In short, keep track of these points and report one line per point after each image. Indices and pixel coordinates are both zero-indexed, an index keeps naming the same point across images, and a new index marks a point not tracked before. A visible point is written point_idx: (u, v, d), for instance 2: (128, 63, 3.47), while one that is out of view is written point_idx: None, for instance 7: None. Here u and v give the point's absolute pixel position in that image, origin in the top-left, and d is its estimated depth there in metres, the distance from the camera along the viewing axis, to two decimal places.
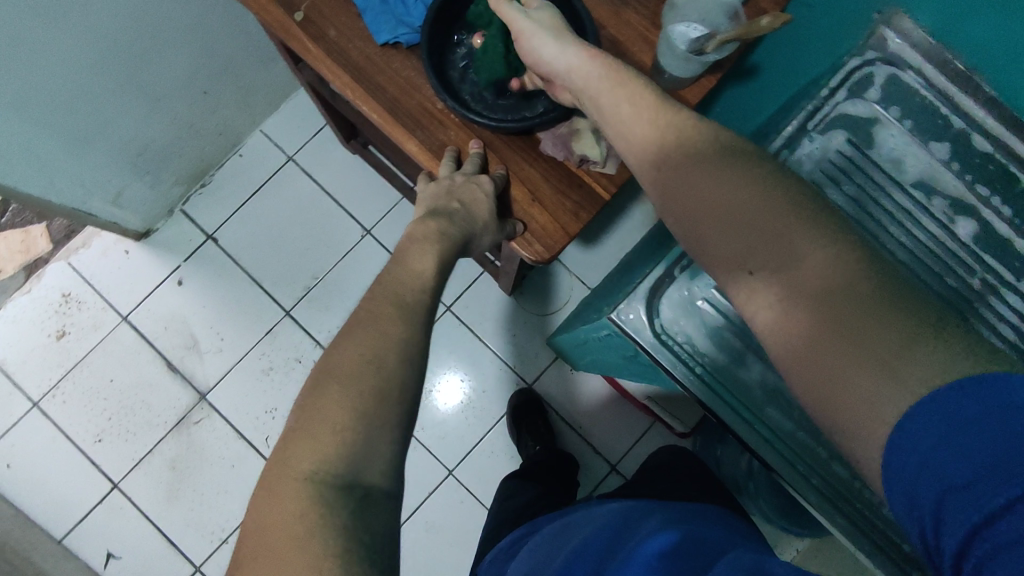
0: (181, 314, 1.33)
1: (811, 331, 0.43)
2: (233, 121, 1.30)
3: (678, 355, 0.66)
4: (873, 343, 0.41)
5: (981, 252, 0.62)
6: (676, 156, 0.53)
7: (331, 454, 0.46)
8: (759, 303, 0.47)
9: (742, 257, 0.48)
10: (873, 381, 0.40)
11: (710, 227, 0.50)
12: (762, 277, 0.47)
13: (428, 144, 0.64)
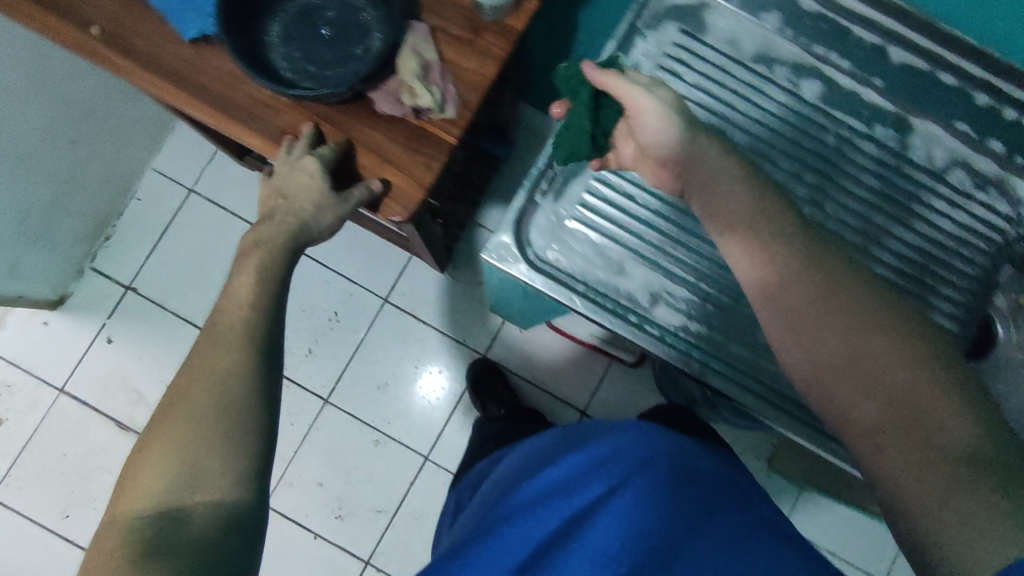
0: (118, 371, 1.30)
1: (878, 425, 0.49)
2: (117, 164, 1.25)
3: (553, 275, 0.81)
4: (969, 457, 0.45)
5: (823, 106, 0.76)
6: (753, 241, 0.59)
7: (152, 496, 0.48)
8: (843, 377, 0.52)
9: (847, 350, 0.52)
10: (959, 486, 0.44)
11: (816, 324, 0.54)
12: (865, 373, 0.51)
13: (265, 132, 0.63)
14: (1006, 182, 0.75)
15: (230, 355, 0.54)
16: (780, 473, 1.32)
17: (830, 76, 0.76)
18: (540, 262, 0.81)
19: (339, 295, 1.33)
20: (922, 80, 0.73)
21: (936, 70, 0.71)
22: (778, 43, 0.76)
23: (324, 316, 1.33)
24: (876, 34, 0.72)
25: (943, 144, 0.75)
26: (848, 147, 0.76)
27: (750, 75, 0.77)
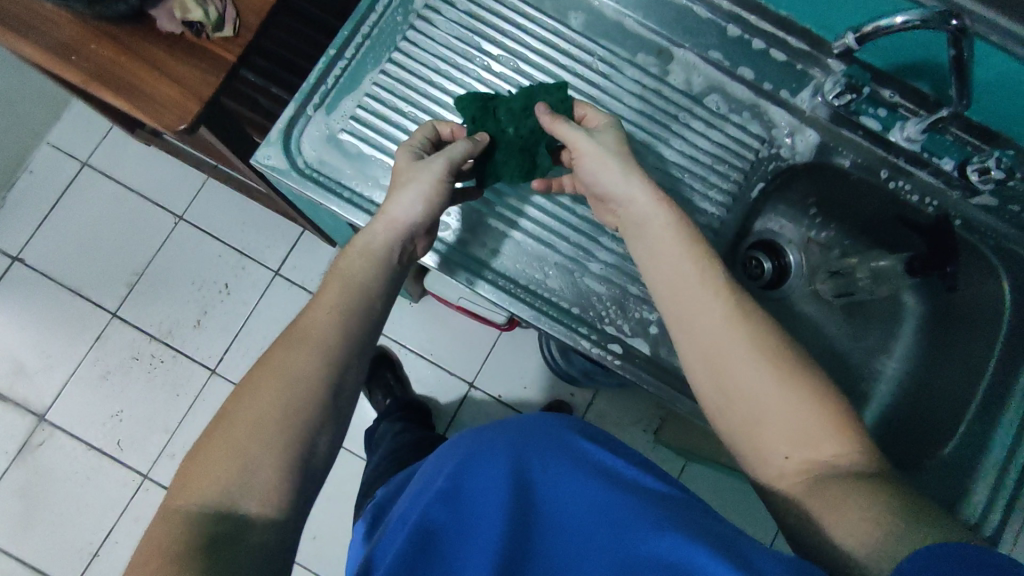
0: (1, 341, 1.29)
1: (792, 454, 0.46)
2: (6, 135, 1.27)
3: (325, 189, 0.59)
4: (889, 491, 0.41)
5: (594, 38, 0.65)
6: (652, 268, 0.54)
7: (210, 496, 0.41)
8: (750, 418, 0.48)
9: (762, 395, 0.48)
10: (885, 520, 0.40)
11: (731, 365, 0.49)
12: (779, 414, 0.47)
13: (43, 44, 0.60)
14: (772, 121, 0.65)
15: (308, 340, 0.48)
16: (664, 444, 1.32)
17: (595, 8, 0.65)
18: (356, 198, 0.59)
19: (230, 269, 1.35)
20: (682, 18, 0.65)
21: (691, 4, 0.65)
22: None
23: (214, 289, 1.34)
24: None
25: (713, 75, 0.65)
26: (617, 77, 0.65)
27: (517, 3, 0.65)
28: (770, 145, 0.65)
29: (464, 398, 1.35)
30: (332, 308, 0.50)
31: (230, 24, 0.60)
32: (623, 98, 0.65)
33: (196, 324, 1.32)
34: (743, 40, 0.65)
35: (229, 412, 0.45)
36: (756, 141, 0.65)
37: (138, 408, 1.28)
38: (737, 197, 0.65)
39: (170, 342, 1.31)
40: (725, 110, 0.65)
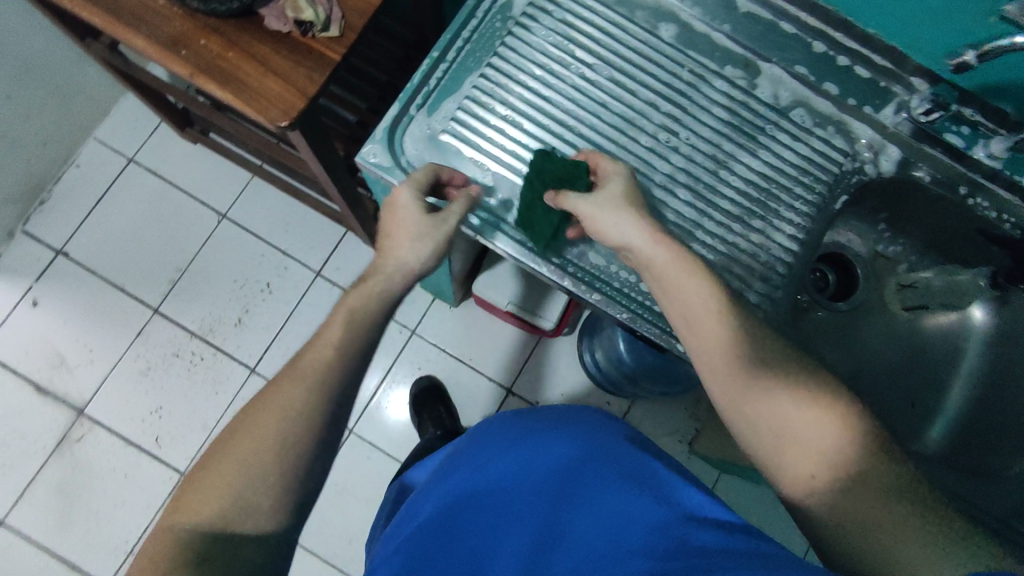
0: (42, 334, 1.29)
1: (822, 474, 0.47)
2: (58, 129, 1.28)
3: (431, 188, 0.62)
4: (913, 518, 0.44)
5: (684, 49, 0.67)
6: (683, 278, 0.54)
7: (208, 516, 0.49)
8: (776, 437, 0.49)
9: (790, 419, 0.49)
10: (907, 545, 0.43)
11: (763, 397, 0.51)
12: (810, 448, 0.48)
13: (154, 36, 0.60)
14: (855, 138, 0.67)
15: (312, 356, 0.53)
16: (699, 455, 1.32)
17: (685, 20, 0.67)
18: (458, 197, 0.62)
19: (272, 268, 1.35)
20: (770, 32, 0.67)
21: (778, 20, 0.67)
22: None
23: (256, 288, 1.34)
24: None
25: (798, 91, 0.67)
26: (705, 88, 0.66)
27: (611, 15, 0.67)
28: (853, 159, 0.67)
29: (501, 405, 1.35)
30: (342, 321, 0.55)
31: (337, 23, 0.62)
32: (711, 108, 0.66)
33: (237, 322, 1.33)
34: (827, 56, 0.67)
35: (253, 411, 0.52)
36: (840, 155, 0.67)
37: (178, 405, 1.28)
38: (821, 207, 0.66)
39: (211, 339, 1.31)
40: (811, 123, 0.67)
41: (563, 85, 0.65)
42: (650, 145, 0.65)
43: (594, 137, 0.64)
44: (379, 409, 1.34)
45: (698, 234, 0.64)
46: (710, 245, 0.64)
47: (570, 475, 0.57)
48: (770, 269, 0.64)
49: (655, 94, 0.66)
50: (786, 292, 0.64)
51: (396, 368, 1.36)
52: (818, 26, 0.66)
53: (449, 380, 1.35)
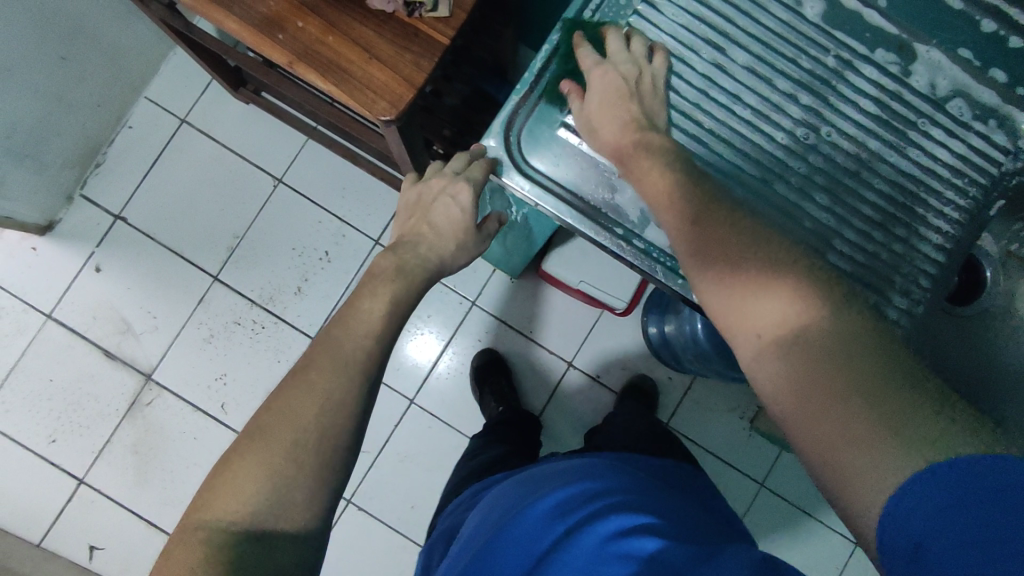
0: (107, 300, 1.29)
1: (790, 355, 0.45)
2: (110, 90, 1.23)
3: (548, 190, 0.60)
4: (888, 397, 0.40)
5: (830, 30, 0.59)
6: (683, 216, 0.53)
7: (245, 508, 0.50)
8: (737, 306, 0.49)
9: (753, 295, 0.48)
10: (870, 433, 0.39)
11: (733, 281, 0.49)
12: (782, 339, 0.46)
13: (248, 18, 0.55)
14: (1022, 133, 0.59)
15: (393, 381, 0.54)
16: (761, 433, 1.30)
17: None
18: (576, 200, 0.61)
19: (330, 236, 1.32)
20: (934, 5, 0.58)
21: None
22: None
23: (314, 256, 1.31)
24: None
25: (959, 80, 0.59)
26: (851, 75, 0.59)
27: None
28: (1015, 159, 0.60)
29: (562, 376, 1.33)
30: None
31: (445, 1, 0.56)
32: (857, 100, 0.59)
33: (297, 290, 1.31)
34: (995, 36, 0.58)
35: (293, 417, 0.53)
36: (1000, 154, 0.60)
37: (241, 373, 1.29)
38: (974, 213, 0.60)
39: (272, 309, 1.30)
40: (970, 116, 0.59)
41: (694, 74, 0.59)
42: (787, 141, 0.58)
43: (725, 132, 0.58)
44: (438, 380, 1.34)
45: (835, 243, 0.58)
46: (847, 256, 0.58)
47: (568, 498, 0.62)
48: (913, 283, 0.59)
49: (793, 82, 0.59)
50: (926, 306, 0.59)
51: (456, 340, 1.34)
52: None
53: (509, 352, 1.34)
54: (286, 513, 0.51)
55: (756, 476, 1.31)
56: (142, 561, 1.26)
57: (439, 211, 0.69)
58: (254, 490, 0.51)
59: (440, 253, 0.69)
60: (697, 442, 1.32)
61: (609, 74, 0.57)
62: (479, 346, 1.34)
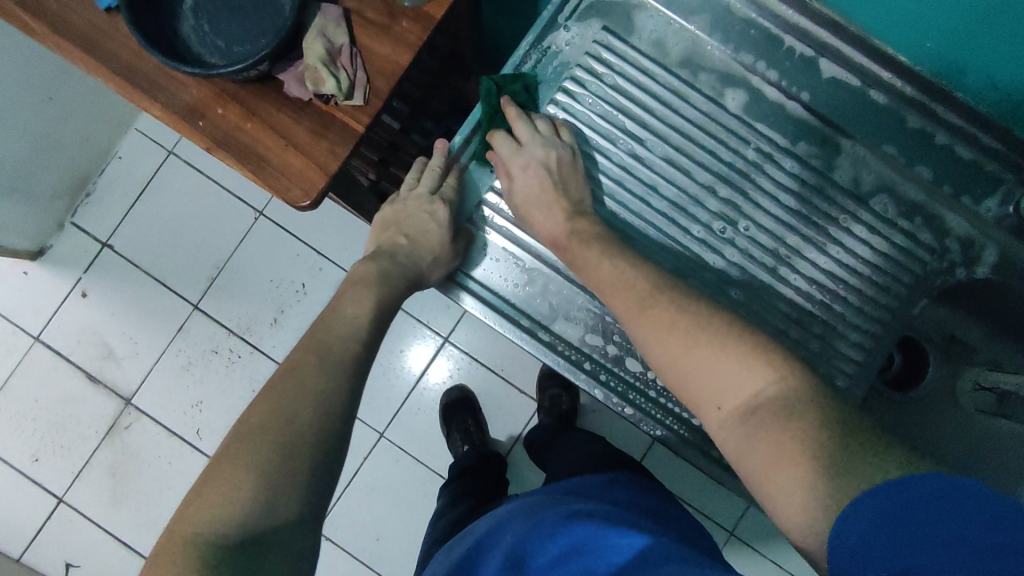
0: (92, 325, 1.33)
1: (744, 432, 0.50)
2: (99, 123, 1.27)
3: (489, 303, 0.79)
4: (820, 441, 0.45)
5: (749, 120, 0.75)
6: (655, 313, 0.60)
7: (224, 519, 0.52)
8: (696, 389, 0.55)
9: (708, 377, 0.54)
10: (805, 476, 0.44)
11: (689, 364, 0.56)
12: (735, 411, 0.52)
13: (170, 105, 0.57)
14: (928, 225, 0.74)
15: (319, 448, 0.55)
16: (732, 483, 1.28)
17: (752, 89, 0.76)
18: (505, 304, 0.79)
19: (307, 269, 1.34)
20: (858, 100, 0.74)
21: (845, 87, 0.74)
22: (709, 49, 0.76)
23: (291, 288, 1.34)
24: (813, 48, 0.74)
25: (882, 178, 0.75)
26: (772, 165, 0.75)
27: (675, 83, 0.76)
28: (942, 258, 0.75)
29: (531, 416, 1.34)
30: None
31: (360, 91, 0.57)
32: (775, 181, 0.74)
33: (273, 321, 1.33)
34: (920, 133, 0.74)
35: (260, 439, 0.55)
36: (927, 250, 0.75)
37: (217, 400, 1.32)
38: (886, 285, 0.74)
39: (248, 339, 1.33)
40: (893, 212, 0.75)
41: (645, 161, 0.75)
42: (718, 215, 0.74)
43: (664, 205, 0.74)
44: (408, 414, 1.35)
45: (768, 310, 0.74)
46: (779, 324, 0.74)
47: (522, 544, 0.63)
48: None
49: (728, 166, 0.74)
50: None
51: (428, 375, 1.35)
52: (912, 93, 0.72)
53: (479, 389, 1.34)
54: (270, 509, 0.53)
55: (726, 525, 1.28)
56: None
57: (413, 223, 0.74)
58: (237, 492, 0.53)
59: (417, 260, 0.73)
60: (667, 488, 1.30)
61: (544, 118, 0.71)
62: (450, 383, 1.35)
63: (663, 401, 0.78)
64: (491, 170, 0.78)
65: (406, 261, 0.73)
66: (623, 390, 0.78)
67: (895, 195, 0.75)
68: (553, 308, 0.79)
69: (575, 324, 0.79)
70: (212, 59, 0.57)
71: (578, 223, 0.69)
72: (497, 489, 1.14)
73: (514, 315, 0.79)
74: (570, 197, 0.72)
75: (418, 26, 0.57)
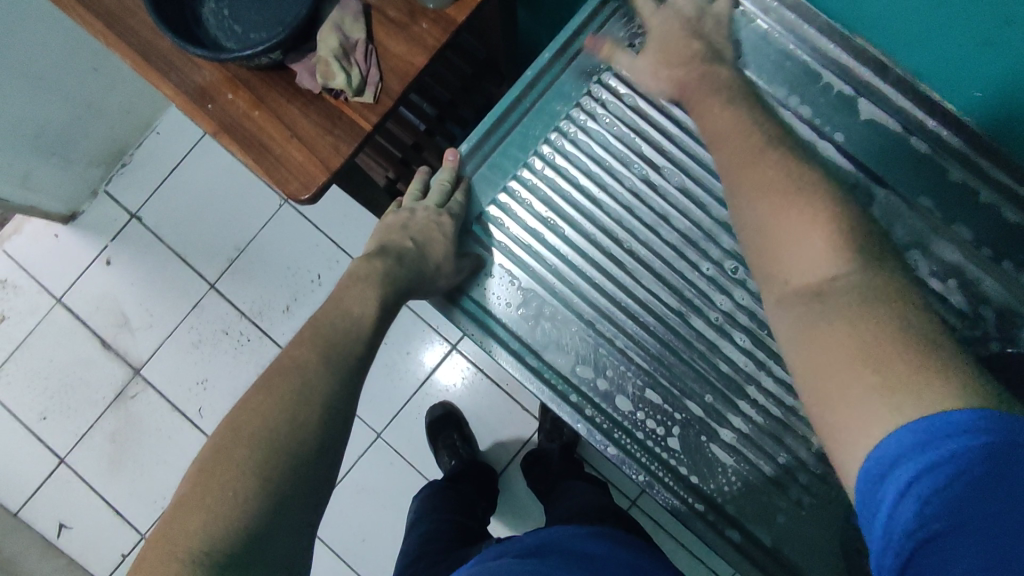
0: (112, 293, 1.36)
1: (808, 307, 0.47)
2: (141, 98, 1.29)
3: (483, 325, 0.77)
4: (911, 359, 0.41)
5: None
6: (754, 189, 0.53)
7: (208, 534, 0.46)
8: (767, 238, 0.52)
9: (789, 231, 0.50)
10: (877, 397, 0.41)
11: (779, 230, 0.51)
12: (812, 288, 0.48)
13: (182, 86, 0.58)
14: (970, 291, 0.71)
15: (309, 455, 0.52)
16: None
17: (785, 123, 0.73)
18: (495, 328, 0.76)
19: (325, 260, 1.33)
20: (897, 145, 0.71)
21: (889, 125, 0.71)
22: None
23: (307, 278, 1.33)
24: (853, 88, 0.72)
25: (916, 233, 0.71)
26: None
27: None
28: (974, 327, 0.70)
29: (531, 437, 1.30)
30: (312, 438, 0.52)
31: (371, 88, 0.56)
32: None
33: (285, 309, 1.34)
34: (966, 187, 0.71)
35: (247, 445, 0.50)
36: (956, 316, 0.71)
37: (222, 380, 1.33)
38: None
39: (259, 323, 1.33)
40: (924, 270, 0.71)
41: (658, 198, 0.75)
42: (720, 256, 0.75)
43: (672, 237, 0.75)
44: (409, 417, 1.33)
45: (767, 362, 0.73)
46: (774, 385, 0.74)
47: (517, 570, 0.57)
48: None
49: None
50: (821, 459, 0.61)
51: (433, 380, 1.33)
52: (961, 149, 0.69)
53: (482, 400, 1.32)
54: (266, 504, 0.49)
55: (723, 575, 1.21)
56: (104, 547, 1.31)
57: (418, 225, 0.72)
58: (229, 495, 0.47)
59: (424, 262, 0.70)
60: (666, 528, 1.23)
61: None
62: (454, 392, 1.32)
63: (650, 444, 0.75)
64: (508, 165, 0.77)
65: (412, 266, 0.69)
66: (608, 427, 0.75)
67: (927, 253, 0.71)
68: (547, 335, 0.77)
69: (567, 353, 0.76)
70: (228, 43, 0.58)
71: None
72: (480, 513, 1.11)
73: (504, 336, 0.77)
74: (685, 71, 0.69)
75: (439, 28, 0.57)
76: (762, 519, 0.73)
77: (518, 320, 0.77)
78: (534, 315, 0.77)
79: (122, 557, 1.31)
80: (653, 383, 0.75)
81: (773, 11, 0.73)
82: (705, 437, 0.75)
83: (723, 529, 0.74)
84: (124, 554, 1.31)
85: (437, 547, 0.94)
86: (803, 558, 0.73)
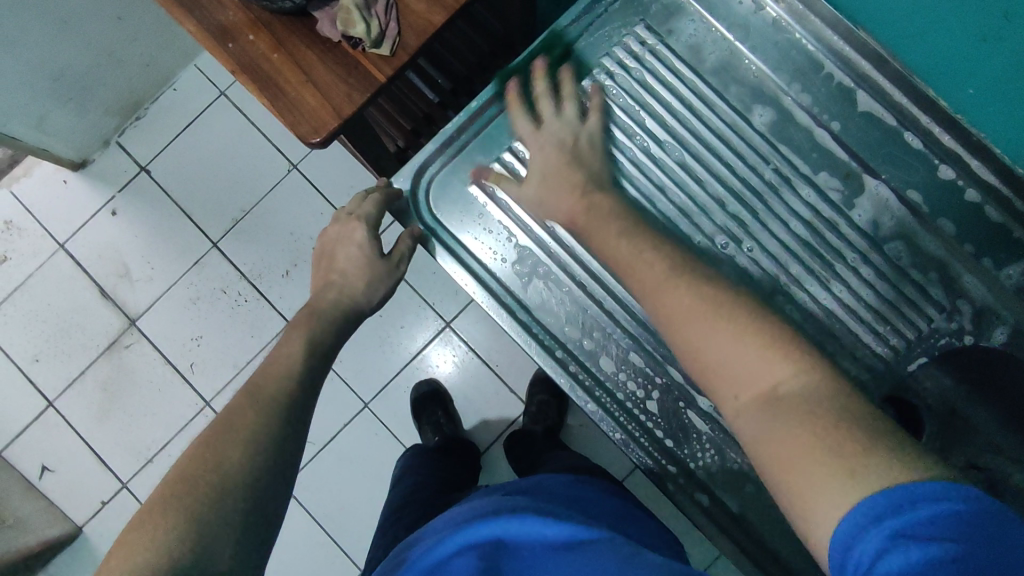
0: (115, 243, 1.37)
1: (755, 420, 0.48)
2: (163, 51, 1.31)
3: (477, 275, 0.78)
4: (864, 442, 0.43)
5: (772, 137, 0.76)
6: (687, 308, 0.56)
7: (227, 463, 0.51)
8: (701, 366, 0.53)
9: (718, 341, 0.53)
10: (834, 479, 0.42)
11: (705, 343, 0.53)
12: (756, 399, 0.49)
13: (205, 23, 0.60)
14: (952, 290, 0.74)
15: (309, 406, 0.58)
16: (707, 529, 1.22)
17: (785, 107, 0.76)
18: (488, 278, 0.78)
19: None
20: (892, 137, 0.74)
21: (885, 117, 0.74)
22: (746, 62, 0.77)
23: (309, 244, 1.35)
24: (853, 79, 0.75)
25: (904, 224, 0.74)
26: (793, 195, 0.76)
27: (701, 87, 0.78)
28: (949, 319, 0.74)
29: (515, 419, 1.32)
30: None
31: (388, 41, 0.58)
32: (787, 205, 0.76)
33: (285, 274, 1.35)
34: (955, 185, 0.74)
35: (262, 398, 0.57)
36: (935, 310, 0.74)
37: (216, 339, 1.35)
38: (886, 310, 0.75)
39: (257, 286, 1.35)
40: (908, 263, 0.74)
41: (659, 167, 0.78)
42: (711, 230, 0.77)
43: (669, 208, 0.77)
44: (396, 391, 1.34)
45: None
46: None
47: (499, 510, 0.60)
48: None
49: (741, 184, 0.76)
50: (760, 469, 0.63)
51: (425, 355, 1.34)
52: (954, 145, 0.73)
53: (471, 379, 1.33)
54: (232, 469, 0.51)
55: None
56: (84, 494, 1.32)
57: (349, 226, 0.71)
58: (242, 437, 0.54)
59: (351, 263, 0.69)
60: None
61: (548, 150, 0.73)
62: (442, 370, 1.34)
63: (630, 406, 0.77)
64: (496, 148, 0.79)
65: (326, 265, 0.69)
66: (590, 385, 0.77)
67: (915, 251, 0.74)
68: (538, 293, 0.78)
69: (557, 312, 0.78)
70: None
71: (599, 203, 0.69)
72: (464, 477, 1.12)
73: (498, 291, 0.78)
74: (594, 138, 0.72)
75: None
76: (732, 487, 0.75)
77: (513, 277, 0.78)
78: (528, 273, 0.79)
79: (101, 505, 1.32)
80: (637, 347, 0.77)
81: (783, 1, 0.76)
82: (683, 403, 0.77)
83: (694, 494, 0.76)
84: (104, 502, 1.32)
85: (418, 496, 0.96)
86: (772, 535, 0.75)
